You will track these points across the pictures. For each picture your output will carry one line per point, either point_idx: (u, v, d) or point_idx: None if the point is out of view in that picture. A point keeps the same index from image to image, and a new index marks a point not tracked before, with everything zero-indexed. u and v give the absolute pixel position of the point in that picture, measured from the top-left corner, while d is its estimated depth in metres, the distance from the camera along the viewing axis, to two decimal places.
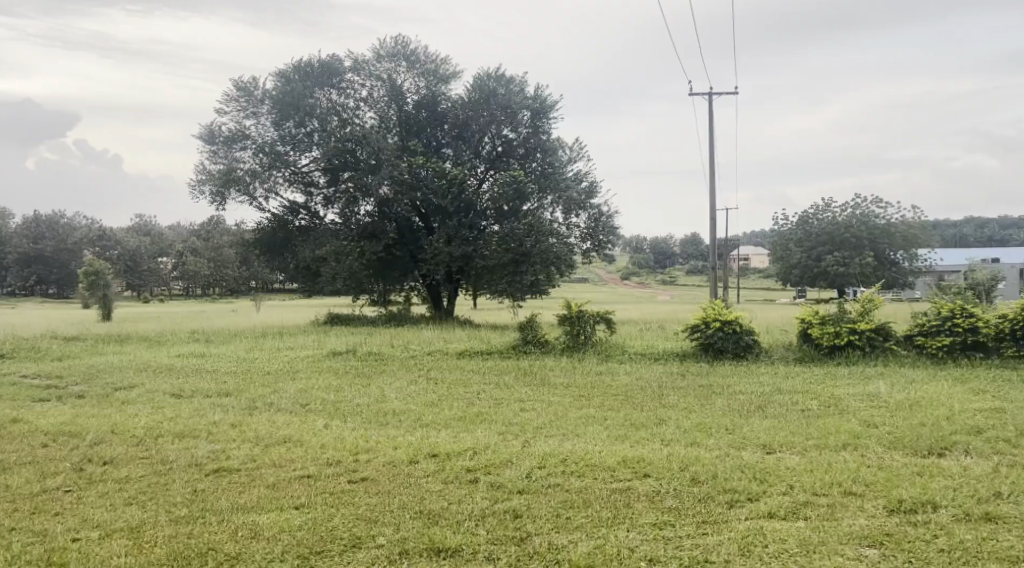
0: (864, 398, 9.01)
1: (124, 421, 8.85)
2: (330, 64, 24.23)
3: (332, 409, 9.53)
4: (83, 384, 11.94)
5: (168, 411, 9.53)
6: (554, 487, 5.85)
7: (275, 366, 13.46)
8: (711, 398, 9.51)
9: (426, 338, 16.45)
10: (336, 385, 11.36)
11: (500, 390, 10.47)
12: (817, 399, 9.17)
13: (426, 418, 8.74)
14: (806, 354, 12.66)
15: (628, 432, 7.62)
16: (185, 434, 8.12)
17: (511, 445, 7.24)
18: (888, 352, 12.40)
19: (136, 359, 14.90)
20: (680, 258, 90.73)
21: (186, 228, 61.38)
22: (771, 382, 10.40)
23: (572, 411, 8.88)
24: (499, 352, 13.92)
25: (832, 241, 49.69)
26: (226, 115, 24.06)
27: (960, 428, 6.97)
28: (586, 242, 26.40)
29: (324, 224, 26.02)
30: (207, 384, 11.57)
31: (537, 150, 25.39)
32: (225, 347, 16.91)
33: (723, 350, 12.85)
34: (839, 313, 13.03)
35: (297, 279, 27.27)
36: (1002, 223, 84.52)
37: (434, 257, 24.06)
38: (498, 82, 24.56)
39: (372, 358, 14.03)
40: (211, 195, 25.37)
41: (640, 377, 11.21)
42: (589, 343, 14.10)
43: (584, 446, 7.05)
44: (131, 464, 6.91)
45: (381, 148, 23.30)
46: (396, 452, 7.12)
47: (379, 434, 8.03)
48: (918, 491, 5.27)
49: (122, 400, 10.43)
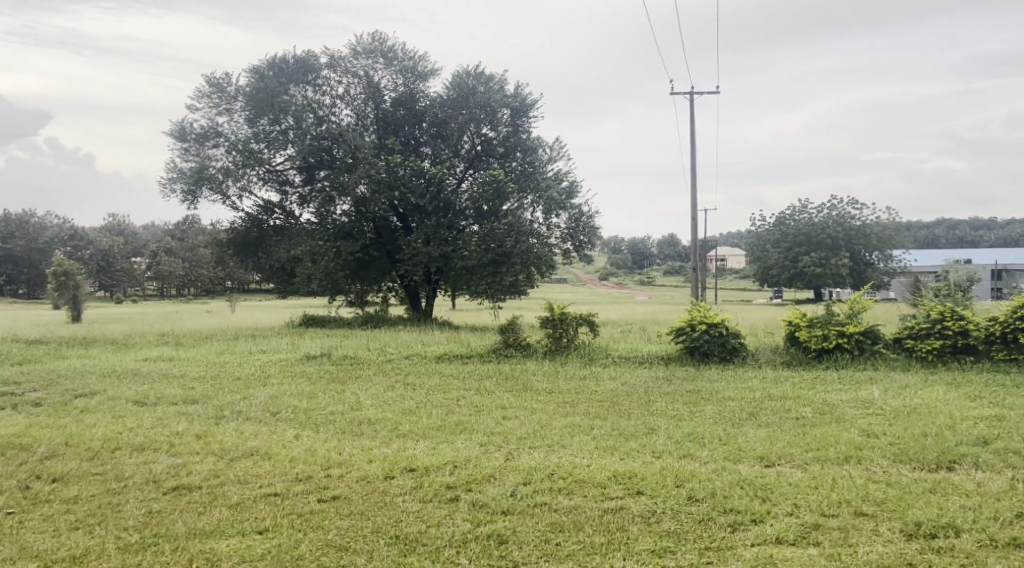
0: (859, 405, 8.69)
1: (80, 432, 8.29)
2: (305, 60, 23.70)
3: (302, 418, 9.03)
4: (42, 390, 11.30)
5: (128, 420, 8.99)
6: (541, 507, 5.44)
7: (246, 371, 12.91)
8: (700, 405, 9.15)
9: (403, 341, 15.93)
10: (309, 391, 10.87)
11: (481, 397, 10.04)
12: (811, 405, 8.84)
13: (404, 428, 8.28)
14: (794, 358, 12.35)
15: (617, 443, 7.23)
16: (144, 447, 7.60)
17: (494, 459, 6.80)
18: (877, 354, 12.12)
19: (101, 363, 14.24)
20: (658, 259, 90.67)
21: (158, 227, 59.99)
22: (761, 388, 10.06)
23: (556, 419, 8.48)
24: (479, 355, 13.47)
25: (809, 242, 49.83)
26: (198, 111, 23.48)
27: (964, 439, 6.66)
28: (566, 243, 26.07)
29: (300, 224, 25.42)
30: (172, 391, 11.01)
31: (517, 149, 25.01)
32: (195, 350, 16.30)
33: (709, 354, 12.52)
34: (827, 315, 12.75)
35: (271, 280, 26.62)
36: (974, 225, 85.44)
37: (412, 257, 23.54)
38: (477, 79, 24.17)
39: (348, 362, 13.53)
40: (181, 194, 24.62)
41: (626, 383, 10.83)
42: (571, 346, 13.71)
43: (571, 459, 6.64)
44: (81, 482, 6.39)
45: (359, 146, 22.76)
46: (371, 467, 6.67)
47: (353, 446, 7.56)
48: (935, 511, 4.94)
49: (81, 409, 9.85)
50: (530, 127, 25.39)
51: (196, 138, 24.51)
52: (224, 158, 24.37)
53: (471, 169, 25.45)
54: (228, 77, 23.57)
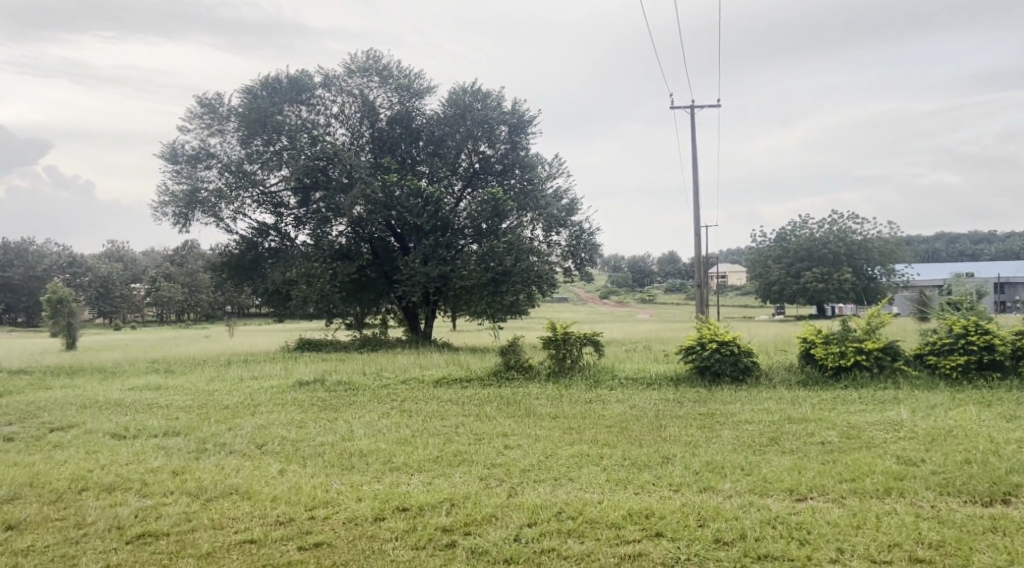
0: (887, 428, 8.07)
1: (48, 470, 7.69)
2: (298, 79, 23.28)
3: (289, 450, 8.41)
4: (18, 424, 10.68)
5: (102, 456, 8.38)
6: (549, 557, 4.91)
7: (235, 399, 12.28)
8: (716, 429, 8.53)
9: (401, 364, 15.32)
10: (299, 420, 10.24)
11: (481, 423, 9.42)
12: (835, 428, 8.23)
13: (397, 460, 7.66)
14: (810, 376, 11.72)
15: (629, 474, 6.61)
16: (113, 488, 6.97)
17: (496, 495, 6.19)
18: (898, 372, 11.49)
19: (84, 394, 13.59)
20: (658, 276, 89.90)
21: (156, 252, 59.33)
22: (779, 410, 9.43)
23: (562, 448, 7.85)
24: (479, 379, 12.85)
25: (810, 258, 49.34)
26: (189, 133, 23.07)
27: (1015, 467, 6.05)
28: (568, 260, 25.58)
29: (296, 246, 24.86)
30: (155, 422, 10.39)
31: (515, 166, 24.54)
32: (185, 377, 15.64)
33: (721, 374, 11.91)
34: (843, 331, 12.17)
35: (267, 303, 26.03)
36: (973, 238, 85.00)
37: (410, 278, 22.95)
38: (474, 96, 23.75)
39: (342, 388, 12.94)
40: (173, 217, 24.09)
41: (635, 406, 10.21)
42: (575, 367, 13.10)
43: (580, 494, 6.03)
44: (38, 531, 5.80)
45: (353, 166, 22.28)
46: (359, 505, 6.07)
47: (342, 482, 6.94)
48: (1002, 558, 4.46)
49: (55, 444, 9.22)
50: (528, 144, 24.94)
51: (187, 159, 24.02)
52: (217, 180, 23.86)
53: (469, 187, 24.96)
54: (220, 97, 23.17)
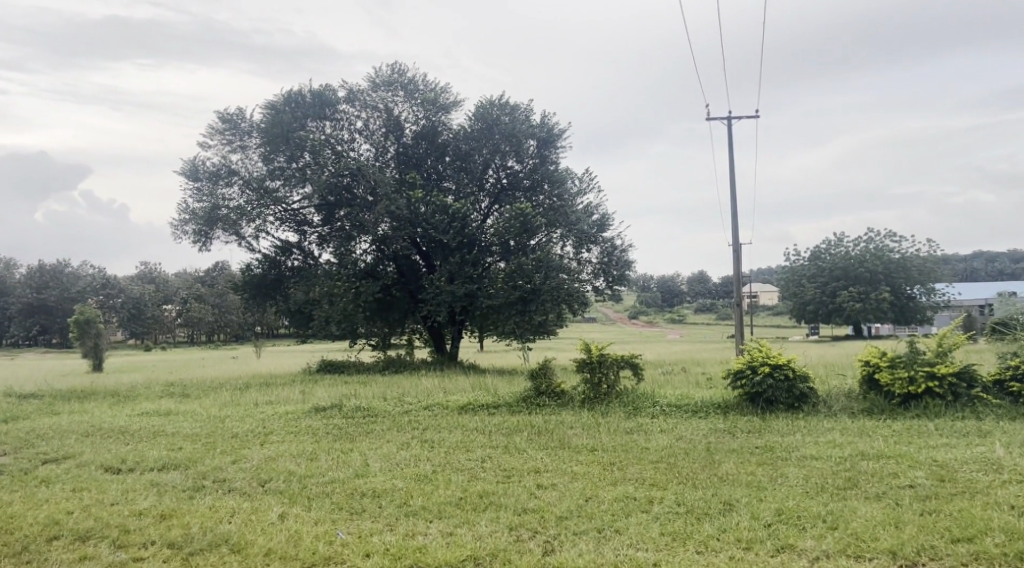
0: (985, 467, 6.96)
1: (23, 512, 6.82)
2: (322, 93, 22.57)
3: (293, 489, 7.46)
4: (11, 455, 9.88)
5: (87, 495, 7.49)
6: None
7: (245, 427, 11.40)
8: (781, 467, 7.44)
9: (424, 389, 14.33)
10: (310, 452, 9.30)
11: (511, 457, 8.41)
12: (921, 467, 7.08)
13: (414, 502, 6.66)
14: (875, 405, 10.50)
15: (687, 525, 5.59)
16: (88, 535, 6.07)
17: (530, 551, 5.28)
18: (977, 400, 10.26)
19: (91, 421, 12.77)
20: (688, 297, 88.24)
21: (187, 274, 59.55)
22: (848, 444, 8.31)
23: (603, 489, 6.80)
24: (507, 405, 11.81)
25: (846, 276, 47.69)
26: (210, 149, 22.51)
27: None
28: (599, 279, 24.56)
29: (319, 265, 24.12)
30: (156, 453, 9.54)
31: (544, 181, 23.49)
32: (198, 402, 14.78)
33: (774, 401, 10.75)
34: (911, 353, 10.95)
35: (290, 322, 25.29)
36: (1013, 257, 82.29)
37: (436, 297, 22.03)
38: (502, 109, 22.95)
39: (360, 414, 12.01)
40: (194, 235, 23.49)
41: (682, 437, 9.12)
42: (612, 394, 11.99)
43: (629, 556, 5.06)
44: None
45: (378, 181, 21.51)
46: (366, 564, 5.21)
47: (349, 530, 5.99)
48: None
49: (41, 480, 8.36)
50: (558, 158, 24.04)
51: (208, 176, 23.38)
52: (238, 197, 23.24)
53: (496, 204, 24.12)
54: (242, 112, 22.61)
